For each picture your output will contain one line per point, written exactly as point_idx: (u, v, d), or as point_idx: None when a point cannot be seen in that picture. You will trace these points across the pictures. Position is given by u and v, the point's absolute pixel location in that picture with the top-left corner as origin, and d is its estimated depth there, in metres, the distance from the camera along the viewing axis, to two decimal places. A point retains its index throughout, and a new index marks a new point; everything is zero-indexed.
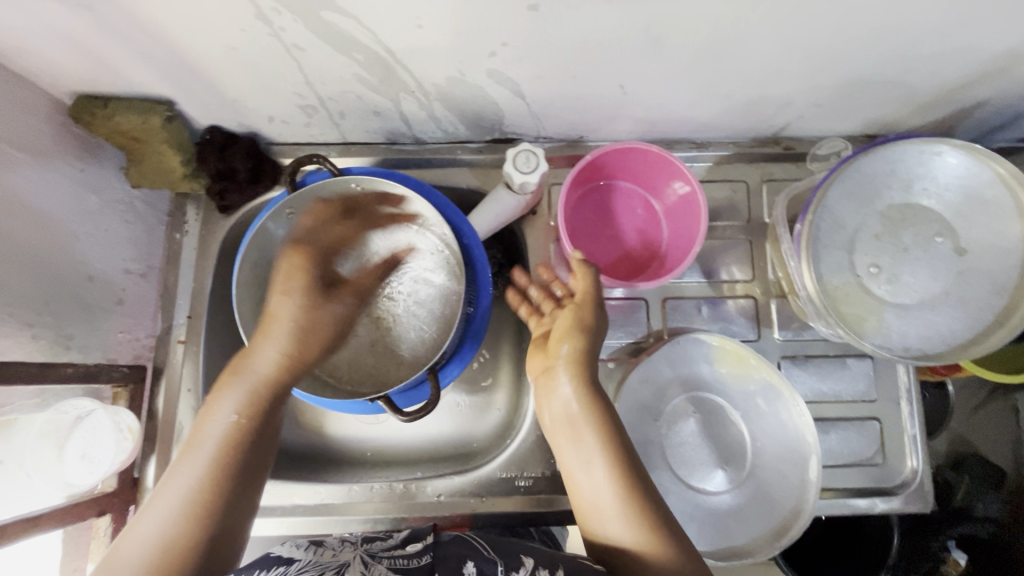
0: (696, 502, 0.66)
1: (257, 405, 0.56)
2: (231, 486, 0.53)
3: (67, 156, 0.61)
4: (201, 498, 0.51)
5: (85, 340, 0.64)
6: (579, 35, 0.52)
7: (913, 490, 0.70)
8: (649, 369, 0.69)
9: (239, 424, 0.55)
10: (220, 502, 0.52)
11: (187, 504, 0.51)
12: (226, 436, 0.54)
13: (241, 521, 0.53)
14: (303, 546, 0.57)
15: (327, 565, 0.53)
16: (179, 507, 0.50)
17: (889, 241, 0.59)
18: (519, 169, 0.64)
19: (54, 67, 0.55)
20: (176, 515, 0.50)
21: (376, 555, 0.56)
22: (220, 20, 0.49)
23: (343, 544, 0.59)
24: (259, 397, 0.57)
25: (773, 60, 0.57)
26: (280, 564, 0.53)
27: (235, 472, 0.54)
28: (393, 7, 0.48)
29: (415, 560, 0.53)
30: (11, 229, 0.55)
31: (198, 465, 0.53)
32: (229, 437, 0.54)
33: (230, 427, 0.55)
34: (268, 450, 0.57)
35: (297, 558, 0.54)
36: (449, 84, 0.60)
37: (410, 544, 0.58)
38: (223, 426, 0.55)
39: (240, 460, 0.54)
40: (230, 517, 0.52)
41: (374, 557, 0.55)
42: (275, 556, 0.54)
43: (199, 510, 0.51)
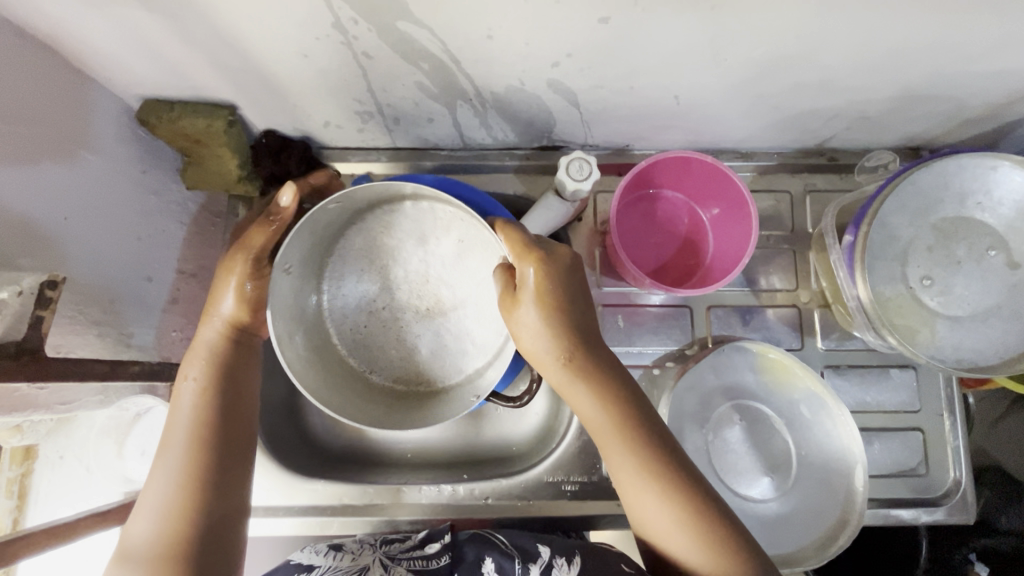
0: (744, 510, 0.67)
1: (218, 381, 0.55)
2: (213, 474, 0.52)
3: (132, 157, 0.63)
4: (186, 491, 0.50)
5: (144, 338, 0.65)
6: (644, 47, 0.53)
7: (956, 500, 0.71)
8: (694, 376, 0.70)
9: (201, 409, 0.54)
10: (207, 489, 0.51)
11: (179, 498, 0.50)
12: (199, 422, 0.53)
13: (235, 505, 0.52)
14: (322, 552, 0.61)
15: (348, 570, 0.58)
16: (168, 501, 0.50)
17: (942, 253, 0.60)
18: (573, 177, 0.65)
19: (127, 72, 0.56)
20: (164, 511, 0.49)
21: (395, 556, 0.62)
22: (297, 29, 0.50)
23: (362, 545, 0.64)
24: (218, 375, 0.55)
25: (831, 74, 0.58)
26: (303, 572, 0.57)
27: (220, 458, 0.53)
28: (467, 18, 0.49)
29: (437, 560, 0.61)
30: (82, 229, 0.56)
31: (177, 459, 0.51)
32: (198, 424, 0.53)
33: (198, 410, 0.53)
34: (248, 425, 0.56)
35: (318, 565, 0.59)
36: (507, 92, 0.61)
37: (428, 544, 0.64)
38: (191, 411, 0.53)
39: (215, 445, 0.53)
40: (223, 503, 0.52)
41: (394, 560, 0.61)
42: (296, 563, 0.59)
43: (191, 503, 0.50)
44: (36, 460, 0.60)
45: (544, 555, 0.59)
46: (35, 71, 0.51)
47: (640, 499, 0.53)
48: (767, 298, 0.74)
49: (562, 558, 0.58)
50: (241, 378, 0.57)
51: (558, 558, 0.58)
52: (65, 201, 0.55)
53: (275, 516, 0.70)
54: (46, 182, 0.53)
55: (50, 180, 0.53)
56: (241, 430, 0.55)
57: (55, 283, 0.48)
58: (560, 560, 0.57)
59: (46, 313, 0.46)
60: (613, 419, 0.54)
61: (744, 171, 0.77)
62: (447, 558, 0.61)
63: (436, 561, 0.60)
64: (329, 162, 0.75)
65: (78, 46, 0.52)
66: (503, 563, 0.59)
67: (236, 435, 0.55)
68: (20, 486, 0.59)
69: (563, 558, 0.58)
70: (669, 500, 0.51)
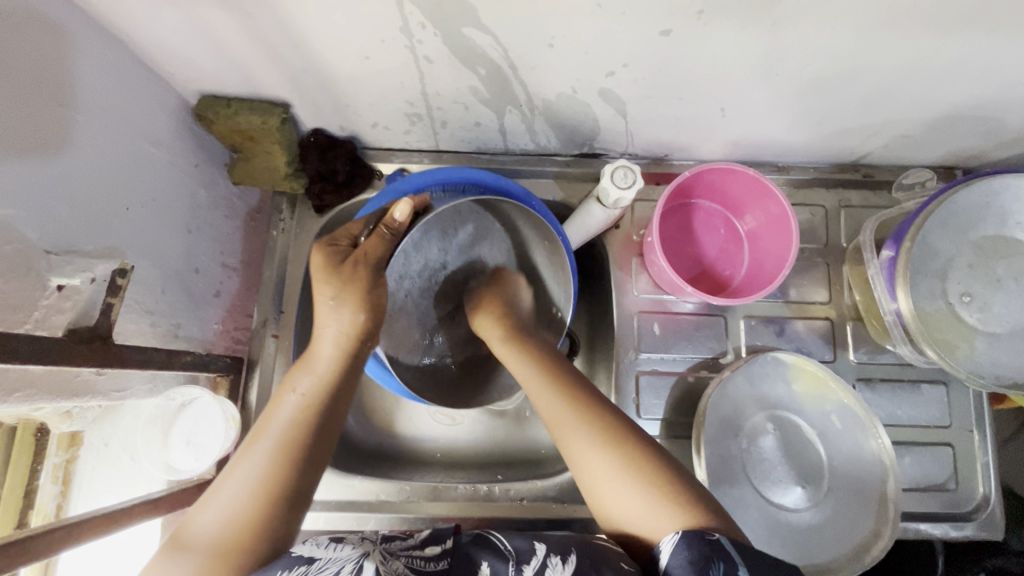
0: (778, 519, 0.67)
1: (322, 395, 0.55)
2: (293, 476, 0.51)
3: (185, 151, 0.64)
4: (265, 485, 0.49)
5: (190, 329, 0.65)
6: (699, 59, 0.54)
7: (985, 516, 0.71)
8: (730, 385, 0.70)
9: (302, 409, 0.54)
10: (284, 490, 0.50)
11: (257, 491, 0.49)
12: (292, 425, 0.53)
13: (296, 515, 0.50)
14: (324, 543, 0.50)
15: (349, 559, 0.48)
16: (246, 494, 0.49)
17: (982, 271, 0.61)
18: (617, 185, 0.66)
19: (190, 67, 0.57)
20: (245, 500, 0.49)
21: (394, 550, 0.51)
22: (364, 31, 0.51)
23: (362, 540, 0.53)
24: (324, 391, 0.55)
25: (879, 92, 0.59)
26: (302, 564, 0.46)
27: (304, 463, 0.52)
28: (531, 26, 0.50)
29: (434, 564, 0.49)
30: (139, 220, 0.57)
31: (264, 454, 0.51)
32: (294, 422, 0.53)
33: (297, 416, 0.53)
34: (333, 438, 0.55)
35: (318, 556, 0.48)
36: (558, 100, 0.63)
37: (428, 545, 0.52)
38: (289, 418, 0.53)
39: (302, 448, 0.52)
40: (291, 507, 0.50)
41: (392, 552, 0.50)
42: (295, 556, 0.48)
43: (271, 498, 0.49)
44: (82, 447, 0.60)
45: (537, 554, 0.51)
46: (107, 65, 0.52)
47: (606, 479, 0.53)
48: (800, 310, 0.75)
49: (557, 556, 0.50)
50: (344, 392, 0.56)
51: (554, 555, 0.50)
52: (126, 191, 0.56)
53: (313, 510, 0.70)
54: (111, 172, 0.54)
55: (115, 170, 0.54)
56: (328, 441, 0.54)
57: (125, 271, 0.50)
58: (554, 558, 0.50)
59: (115, 301, 0.49)
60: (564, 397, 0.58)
61: (780, 184, 0.78)
62: (445, 564, 0.50)
63: (433, 566, 0.49)
64: (372, 162, 0.76)
65: (149, 41, 0.53)
66: (496, 564, 0.50)
67: (322, 444, 0.53)
68: (65, 471, 0.60)
69: (558, 555, 0.50)
70: (610, 460, 0.53)
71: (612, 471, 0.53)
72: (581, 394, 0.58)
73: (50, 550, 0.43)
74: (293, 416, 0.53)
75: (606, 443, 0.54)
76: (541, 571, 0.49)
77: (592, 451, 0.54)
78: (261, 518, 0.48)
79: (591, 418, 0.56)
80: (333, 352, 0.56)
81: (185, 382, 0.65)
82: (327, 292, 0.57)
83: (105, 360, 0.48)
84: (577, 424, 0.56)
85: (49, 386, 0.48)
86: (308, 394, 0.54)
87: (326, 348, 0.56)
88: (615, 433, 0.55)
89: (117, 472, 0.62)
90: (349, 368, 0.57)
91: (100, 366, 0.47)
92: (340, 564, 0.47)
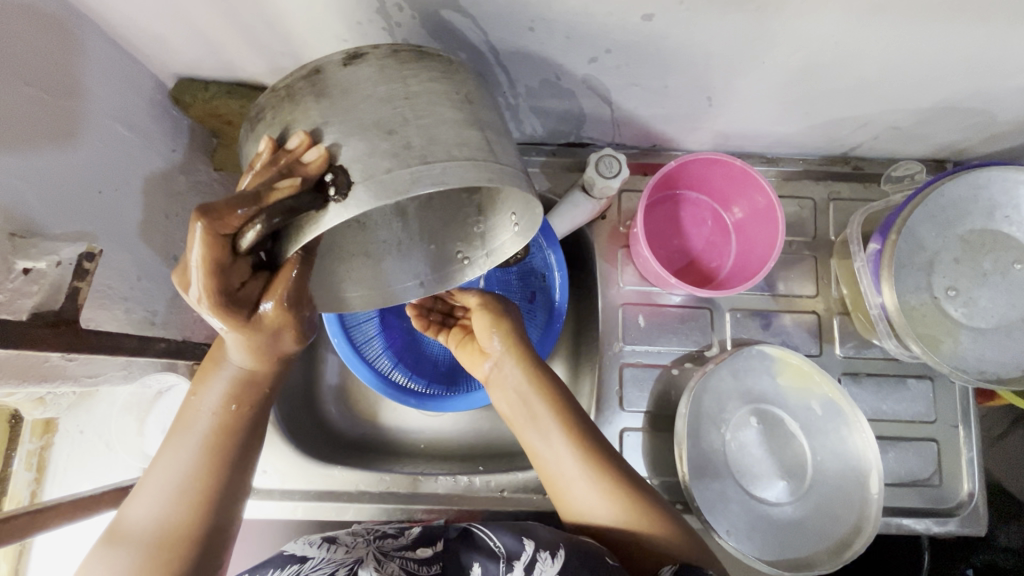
0: (758, 513, 0.67)
1: (249, 399, 0.49)
2: (223, 477, 0.48)
3: (163, 137, 0.63)
4: (193, 487, 0.47)
5: (167, 317, 0.65)
6: (683, 46, 0.53)
7: (969, 511, 0.71)
8: (713, 378, 0.70)
9: (232, 413, 0.48)
10: (214, 491, 0.47)
11: (184, 493, 0.46)
12: (214, 442, 0.48)
13: (231, 507, 0.49)
14: (316, 543, 0.55)
15: (342, 562, 0.52)
16: (173, 495, 0.46)
17: (969, 265, 0.60)
18: (602, 174, 0.65)
19: (165, 49, 0.56)
20: (171, 503, 0.46)
21: (388, 552, 0.56)
22: (340, 13, 0.50)
23: (355, 539, 0.58)
24: (251, 397, 0.49)
25: (868, 81, 0.58)
26: (295, 562, 0.52)
27: (228, 476, 0.48)
28: (510, 9, 0.49)
29: (427, 568, 0.53)
30: (112, 205, 0.56)
31: (183, 461, 0.47)
32: (222, 425, 0.48)
33: (222, 421, 0.48)
34: (258, 435, 0.50)
35: (310, 556, 0.53)
36: (542, 86, 0.62)
37: (420, 547, 0.57)
38: (211, 424, 0.48)
39: (232, 451, 0.48)
40: (228, 502, 0.48)
41: (386, 555, 0.55)
42: (287, 556, 0.53)
43: (202, 499, 0.47)
44: (55, 434, 0.61)
45: (527, 550, 0.54)
46: (81, 45, 0.52)
47: (571, 470, 0.59)
48: (787, 303, 0.74)
49: (546, 551, 0.53)
50: (274, 393, 0.51)
51: (543, 551, 0.53)
52: (99, 174, 0.55)
53: (291, 500, 0.70)
54: (83, 154, 0.53)
55: (87, 152, 0.53)
56: (253, 452, 0.50)
57: (93, 255, 0.49)
58: (543, 553, 0.53)
59: (83, 285, 0.48)
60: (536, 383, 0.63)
61: (769, 176, 0.77)
62: (437, 566, 0.54)
63: (426, 568, 0.54)
64: None
65: (121, 22, 0.52)
66: (488, 565, 0.53)
67: (249, 452, 0.50)
68: (39, 458, 0.60)
69: (547, 550, 0.53)
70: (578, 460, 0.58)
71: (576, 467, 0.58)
72: (553, 389, 0.63)
73: (15, 538, 0.42)
74: (214, 429, 0.48)
75: (593, 473, 0.58)
76: (530, 565, 0.52)
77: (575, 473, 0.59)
78: (193, 518, 0.46)
79: (586, 453, 0.59)
80: (256, 367, 0.47)
81: (162, 369, 0.63)
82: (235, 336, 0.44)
83: (71, 345, 0.47)
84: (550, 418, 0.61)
85: (15, 371, 0.47)
86: (215, 422, 0.48)
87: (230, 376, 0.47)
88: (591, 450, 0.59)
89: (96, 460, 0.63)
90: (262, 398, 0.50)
91: (65, 351, 0.46)
92: (333, 566, 0.51)
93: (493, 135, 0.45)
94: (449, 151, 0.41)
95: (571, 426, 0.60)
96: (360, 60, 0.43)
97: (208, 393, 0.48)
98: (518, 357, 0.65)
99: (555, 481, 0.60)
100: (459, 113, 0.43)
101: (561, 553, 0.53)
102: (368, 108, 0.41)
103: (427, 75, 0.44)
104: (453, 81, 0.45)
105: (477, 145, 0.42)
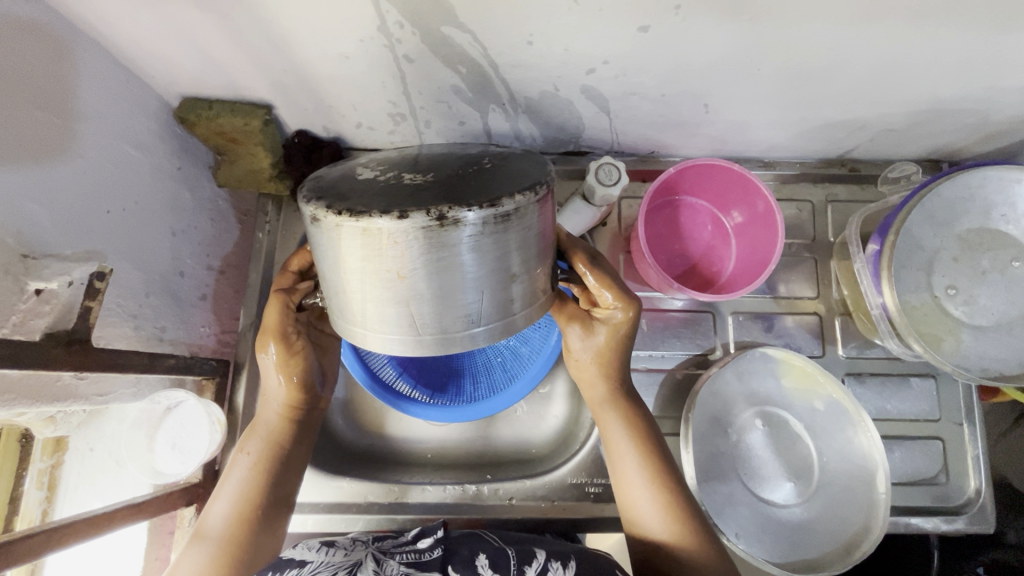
0: (765, 514, 0.67)
1: (293, 416, 0.63)
2: (276, 479, 0.60)
3: (169, 154, 0.64)
4: (253, 489, 0.58)
5: (175, 332, 0.65)
6: (679, 55, 0.54)
7: (976, 509, 0.71)
8: (719, 381, 0.70)
9: (281, 427, 0.62)
10: (270, 490, 0.59)
11: (247, 493, 0.58)
12: (268, 451, 0.61)
13: (283, 505, 0.60)
14: (315, 547, 0.55)
15: (341, 565, 0.52)
16: (241, 496, 0.58)
17: (968, 264, 0.61)
18: (602, 182, 0.66)
19: (171, 69, 0.57)
20: (240, 502, 0.58)
21: (387, 551, 0.57)
22: (342, 30, 0.51)
23: (354, 543, 0.58)
24: (292, 414, 0.63)
25: (863, 85, 0.59)
26: (294, 567, 0.52)
27: (273, 488, 0.60)
28: (509, 23, 0.50)
29: (428, 553, 0.56)
30: (119, 223, 0.57)
31: (246, 469, 0.59)
32: (275, 436, 0.62)
33: (276, 433, 0.62)
34: (301, 448, 0.64)
35: (309, 560, 0.53)
36: (541, 97, 0.62)
37: (420, 539, 0.59)
38: (265, 439, 0.61)
39: (281, 459, 0.61)
40: (278, 503, 0.60)
41: (385, 555, 0.55)
42: (287, 560, 0.53)
43: (261, 498, 0.58)
44: (66, 452, 0.61)
45: (538, 558, 0.55)
46: (89, 69, 0.53)
47: (638, 489, 0.59)
48: (788, 305, 0.75)
49: (557, 561, 0.55)
50: (307, 413, 0.65)
51: (555, 560, 0.55)
52: (106, 195, 0.56)
53: (300, 512, 0.70)
54: (93, 175, 0.54)
55: (97, 174, 0.54)
56: (298, 460, 0.63)
57: (104, 275, 0.50)
58: (555, 563, 0.54)
59: (94, 304, 0.49)
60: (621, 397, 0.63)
61: (767, 180, 0.78)
62: (439, 551, 0.57)
63: (428, 555, 0.56)
64: None
65: (128, 44, 0.53)
66: (496, 560, 0.55)
67: (292, 461, 0.62)
68: (50, 477, 0.60)
69: (558, 561, 0.55)
70: (647, 480, 0.59)
71: (646, 485, 0.59)
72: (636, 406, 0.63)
73: (31, 556, 0.43)
74: (269, 440, 0.61)
75: (662, 496, 0.58)
76: (542, 573, 0.53)
77: (643, 490, 0.59)
78: (254, 513, 0.58)
79: (657, 475, 0.59)
80: (290, 393, 0.62)
81: (171, 386, 0.65)
82: (274, 366, 0.61)
83: (84, 363, 0.47)
84: (629, 434, 0.61)
85: (28, 390, 0.47)
86: (262, 446, 0.61)
87: (270, 413, 0.62)
88: (663, 475, 0.59)
89: (105, 478, 0.62)
90: (298, 425, 0.63)
91: (78, 369, 0.47)
92: (332, 568, 0.51)
93: (516, 273, 0.42)
94: (406, 316, 0.41)
95: (646, 447, 0.60)
96: (320, 225, 0.39)
97: (264, 414, 0.62)
98: (608, 370, 0.62)
99: (621, 493, 0.60)
100: (387, 294, 0.40)
101: (571, 563, 0.55)
102: (326, 272, 0.42)
103: (365, 250, 0.38)
104: (382, 255, 0.38)
105: (397, 327, 0.42)
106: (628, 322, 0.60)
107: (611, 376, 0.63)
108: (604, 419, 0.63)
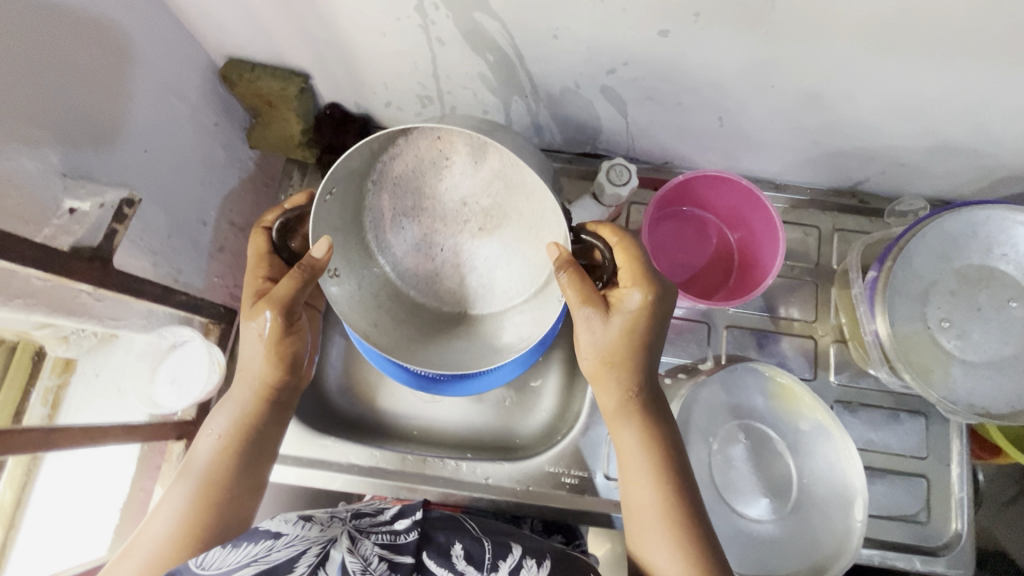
0: (736, 526, 0.67)
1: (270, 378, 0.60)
2: (254, 442, 0.60)
3: (208, 110, 0.68)
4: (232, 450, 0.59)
5: (190, 277, 0.69)
6: (697, 64, 0.57)
7: (956, 553, 0.70)
8: (704, 391, 0.72)
9: (258, 390, 0.60)
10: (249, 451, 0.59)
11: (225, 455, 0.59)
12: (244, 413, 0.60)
13: (263, 464, 0.61)
14: (292, 520, 0.54)
15: (315, 541, 0.51)
16: (220, 457, 0.58)
17: (964, 299, 0.61)
18: (612, 182, 0.69)
19: (221, 31, 0.62)
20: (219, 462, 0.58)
21: (362, 530, 0.57)
22: (381, 8, 0.55)
23: (331, 518, 0.57)
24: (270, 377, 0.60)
25: (874, 113, 0.60)
26: (268, 536, 0.50)
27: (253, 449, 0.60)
28: (537, 17, 0.53)
29: (404, 536, 0.56)
30: (153, 163, 0.61)
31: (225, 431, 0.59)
32: (252, 401, 0.60)
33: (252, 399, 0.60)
34: (280, 410, 0.62)
35: (283, 533, 0.51)
36: (562, 93, 0.65)
37: (398, 520, 0.59)
38: (243, 403, 0.60)
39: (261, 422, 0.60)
40: (258, 462, 0.60)
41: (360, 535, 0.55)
42: (261, 530, 0.51)
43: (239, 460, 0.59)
44: (74, 374, 0.64)
45: (514, 554, 0.55)
46: (147, 18, 0.57)
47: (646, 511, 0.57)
48: (785, 326, 0.76)
49: (532, 560, 0.55)
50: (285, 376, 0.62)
51: (529, 559, 0.55)
52: (145, 134, 0.59)
53: (283, 464, 0.72)
54: (135, 115, 0.58)
55: (140, 113, 0.58)
56: (277, 421, 0.62)
57: (133, 203, 0.53)
58: (529, 561, 0.55)
59: (120, 228, 0.52)
60: (636, 409, 0.59)
61: (776, 202, 0.79)
62: (415, 536, 0.57)
63: (404, 538, 0.56)
64: None
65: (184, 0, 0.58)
66: (472, 550, 0.56)
67: (271, 423, 0.61)
68: (55, 395, 0.64)
69: (533, 559, 0.55)
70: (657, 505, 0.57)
71: (653, 509, 0.57)
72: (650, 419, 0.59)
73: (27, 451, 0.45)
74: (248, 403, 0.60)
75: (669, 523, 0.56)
76: (515, 569, 0.54)
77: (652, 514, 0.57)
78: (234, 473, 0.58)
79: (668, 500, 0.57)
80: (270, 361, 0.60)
81: (178, 323, 0.68)
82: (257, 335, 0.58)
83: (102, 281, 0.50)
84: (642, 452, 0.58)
85: (49, 298, 0.51)
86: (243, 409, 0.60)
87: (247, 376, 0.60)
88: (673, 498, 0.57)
89: (105, 404, 0.65)
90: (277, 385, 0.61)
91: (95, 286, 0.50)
92: (305, 544, 0.50)
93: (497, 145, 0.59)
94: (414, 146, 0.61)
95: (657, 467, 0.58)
96: None
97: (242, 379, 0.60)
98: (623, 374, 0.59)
99: (631, 511, 0.59)
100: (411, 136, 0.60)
101: (545, 564, 0.55)
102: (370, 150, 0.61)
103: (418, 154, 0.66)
104: None
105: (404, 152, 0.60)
106: (646, 308, 0.57)
107: (625, 380, 0.59)
108: (617, 429, 0.60)
